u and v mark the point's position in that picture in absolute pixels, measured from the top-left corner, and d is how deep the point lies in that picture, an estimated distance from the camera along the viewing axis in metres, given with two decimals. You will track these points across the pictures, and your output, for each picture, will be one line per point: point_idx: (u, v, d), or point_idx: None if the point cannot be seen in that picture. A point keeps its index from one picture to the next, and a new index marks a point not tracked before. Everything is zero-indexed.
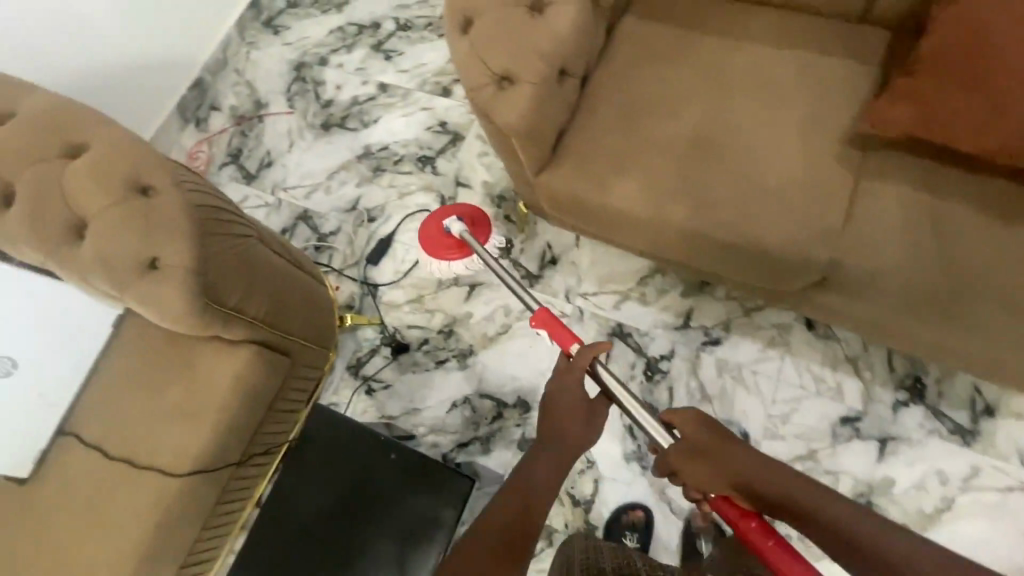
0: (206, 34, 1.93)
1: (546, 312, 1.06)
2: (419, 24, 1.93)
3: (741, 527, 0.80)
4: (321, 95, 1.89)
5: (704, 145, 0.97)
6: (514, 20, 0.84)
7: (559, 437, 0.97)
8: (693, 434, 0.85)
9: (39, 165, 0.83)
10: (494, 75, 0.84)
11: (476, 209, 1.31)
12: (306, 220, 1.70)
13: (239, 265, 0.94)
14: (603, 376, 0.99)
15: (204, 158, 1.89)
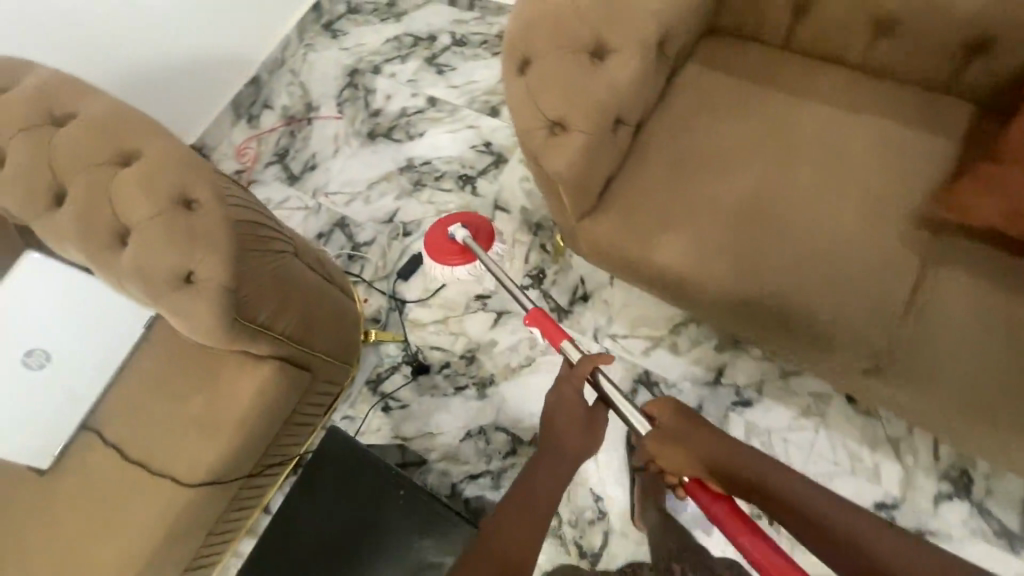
0: (267, 35, 1.98)
1: (540, 313, 1.06)
2: (474, 41, 1.93)
3: (711, 509, 0.81)
4: (371, 103, 1.91)
5: (759, 208, 0.92)
6: (574, 66, 0.82)
7: (560, 449, 0.96)
8: (673, 426, 0.86)
9: (91, 170, 0.84)
10: (547, 120, 0.82)
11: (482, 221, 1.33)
12: (342, 227, 1.71)
13: (271, 281, 0.93)
14: (604, 383, 0.94)
15: (251, 155, 1.93)
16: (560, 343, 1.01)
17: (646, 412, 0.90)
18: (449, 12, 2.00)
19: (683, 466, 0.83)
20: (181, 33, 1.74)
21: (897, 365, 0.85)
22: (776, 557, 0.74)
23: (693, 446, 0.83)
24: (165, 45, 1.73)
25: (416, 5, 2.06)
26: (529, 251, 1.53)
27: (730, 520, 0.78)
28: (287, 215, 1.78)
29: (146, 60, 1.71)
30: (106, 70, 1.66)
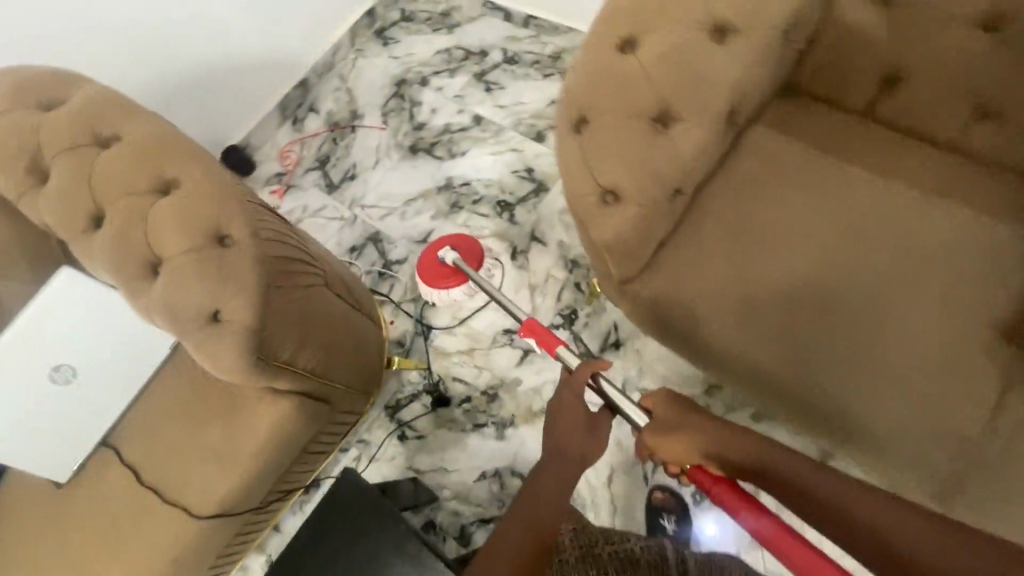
0: (319, 38, 1.97)
1: (532, 321, 1.01)
2: (526, 60, 1.87)
3: (714, 492, 0.78)
4: (416, 116, 1.88)
5: (819, 297, 0.86)
6: (635, 134, 0.77)
7: (558, 447, 0.91)
8: (668, 415, 0.84)
9: (129, 198, 0.83)
10: (600, 188, 0.78)
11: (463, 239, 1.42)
12: (376, 242, 1.69)
13: (298, 316, 0.91)
14: (605, 387, 0.91)
15: (292, 159, 1.92)
16: (556, 349, 0.97)
17: (642, 406, 0.88)
18: (503, 28, 1.95)
19: (681, 454, 0.80)
20: (212, 35, 1.71)
21: (959, 485, 0.78)
22: (791, 537, 0.70)
23: (692, 432, 0.81)
24: (222, 49, 1.75)
25: (470, 17, 2.01)
26: (562, 288, 1.49)
27: (732, 498, 0.76)
28: (323, 225, 1.77)
29: (199, 62, 1.73)
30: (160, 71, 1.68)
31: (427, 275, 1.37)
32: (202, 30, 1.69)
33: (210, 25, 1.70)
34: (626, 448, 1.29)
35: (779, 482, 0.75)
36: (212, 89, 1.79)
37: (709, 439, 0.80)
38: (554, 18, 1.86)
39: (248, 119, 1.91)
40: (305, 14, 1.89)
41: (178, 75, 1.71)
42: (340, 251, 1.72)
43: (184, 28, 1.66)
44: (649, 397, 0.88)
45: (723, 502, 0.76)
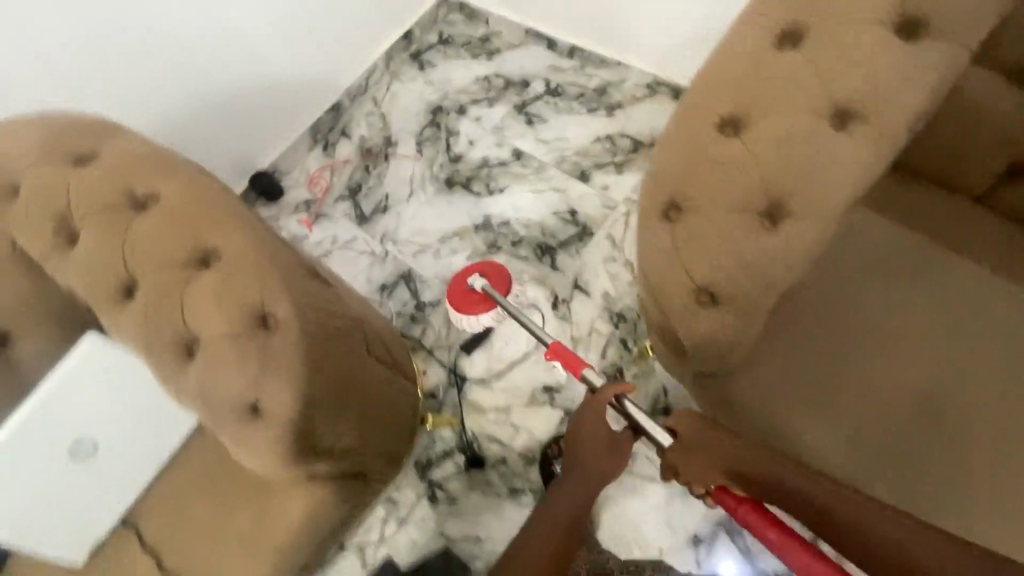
0: (353, 61, 1.90)
1: (557, 342, 0.98)
2: (570, 93, 1.79)
3: (739, 513, 0.76)
4: (453, 146, 1.80)
5: None
6: (730, 228, 0.80)
7: (581, 466, 0.96)
8: (689, 432, 0.83)
9: (164, 271, 0.76)
10: (696, 286, 0.81)
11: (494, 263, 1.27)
12: (408, 281, 1.61)
13: (346, 393, 0.82)
14: (630, 410, 0.88)
15: (322, 186, 1.84)
16: (582, 370, 0.94)
17: (668, 427, 0.85)
18: (546, 57, 1.87)
19: (705, 478, 0.79)
20: (246, 60, 1.65)
21: None
22: (822, 561, 0.68)
23: (716, 450, 0.80)
24: (254, 73, 1.68)
25: (511, 44, 1.94)
26: (606, 344, 1.41)
27: (760, 518, 0.74)
28: (352, 259, 1.69)
29: (231, 87, 1.66)
30: (189, 96, 1.60)
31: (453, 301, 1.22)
32: (228, 50, 1.61)
33: (232, 46, 1.61)
34: (677, 528, 1.21)
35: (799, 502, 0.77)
36: (226, 115, 1.69)
37: (727, 456, 0.80)
38: (602, 51, 1.78)
39: (262, 150, 1.81)
40: (340, 37, 1.83)
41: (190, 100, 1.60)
42: (369, 290, 1.63)
43: (204, 48, 1.57)
44: (673, 418, 0.86)
45: (751, 524, 0.74)
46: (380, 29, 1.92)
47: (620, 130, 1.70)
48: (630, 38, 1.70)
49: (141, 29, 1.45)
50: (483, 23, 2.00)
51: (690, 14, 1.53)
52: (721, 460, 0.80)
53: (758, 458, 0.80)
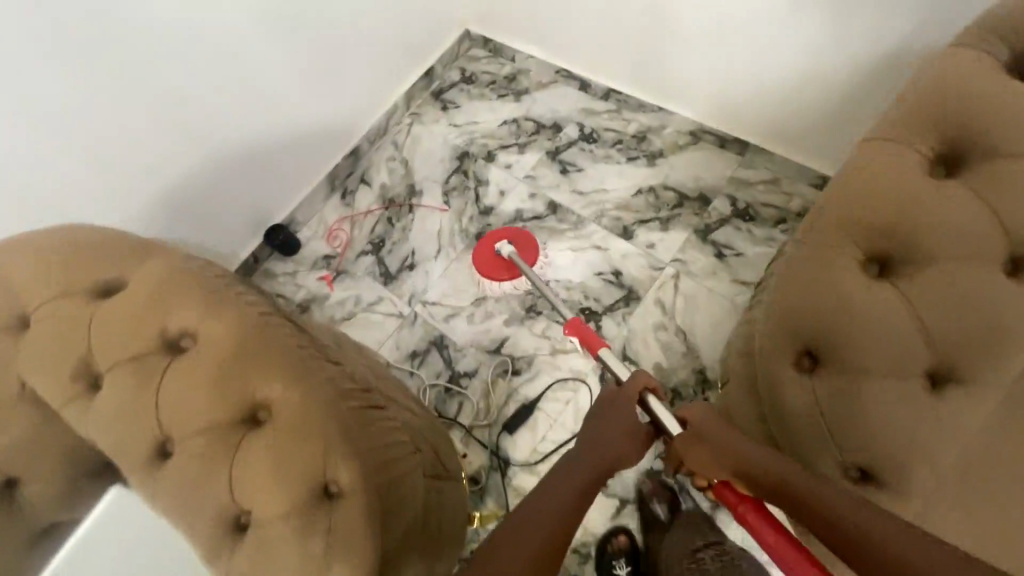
0: (373, 104, 1.78)
1: (577, 321, 1.13)
2: (607, 139, 1.69)
3: (740, 511, 0.83)
4: (482, 197, 1.69)
5: None
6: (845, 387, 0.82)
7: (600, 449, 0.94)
8: (702, 425, 0.92)
9: (197, 437, 0.74)
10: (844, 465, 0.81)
11: (518, 231, 1.51)
12: (440, 348, 1.50)
13: (415, 534, 0.78)
14: (654, 405, 0.97)
15: (342, 240, 1.73)
16: (599, 350, 1.08)
17: (680, 417, 0.95)
18: (579, 99, 1.77)
19: (711, 469, 0.87)
20: (267, 96, 1.52)
21: None
22: (799, 556, 0.73)
23: (727, 447, 0.87)
24: (274, 108, 1.54)
25: (540, 83, 1.83)
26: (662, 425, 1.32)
27: (755, 516, 0.80)
28: (378, 323, 1.58)
29: (249, 120, 1.51)
30: (203, 129, 1.43)
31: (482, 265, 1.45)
32: (248, 83, 1.47)
33: (249, 70, 1.45)
34: None
35: (798, 503, 0.78)
36: (240, 148, 1.53)
37: (736, 453, 0.86)
38: (640, 95, 1.67)
39: (274, 186, 1.66)
40: (361, 73, 1.70)
41: (201, 129, 1.43)
42: (398, 358, 1.52)
43: (217, 73, 1.40)
44: (688, 411, 0.96)
45: (745, 519, 0.81)
46: (400, 69, 1.81)
47: (662, 182, 1.59)
48: (667, 77, 1.58)
49: (152, 52, 1.27)
50: (509, 60, 1.90)
51: (729, 49, 1.40)
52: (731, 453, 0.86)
53: (766, 455, 0.84)
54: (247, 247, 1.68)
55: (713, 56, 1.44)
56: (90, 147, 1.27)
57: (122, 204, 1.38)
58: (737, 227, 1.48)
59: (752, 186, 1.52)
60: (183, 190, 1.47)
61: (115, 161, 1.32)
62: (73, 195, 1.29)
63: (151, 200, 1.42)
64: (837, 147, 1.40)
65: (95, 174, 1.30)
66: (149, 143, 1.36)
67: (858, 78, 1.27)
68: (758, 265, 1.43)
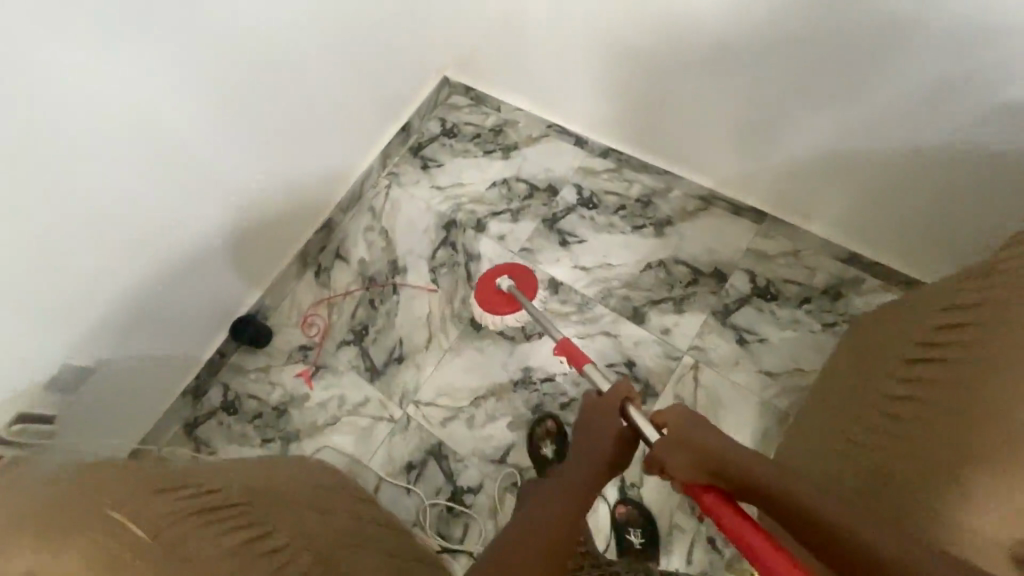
0: (350, 168, 1.60)
1: (566, 340, 1.15)
2: (608, 203, 1.54)
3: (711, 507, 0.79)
4: (474, 274, 1.53)
5: None
6: None
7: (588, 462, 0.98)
8: (679, 428, 0.89)
9: None
10: None
11: (514, 265, 1.44)
12: (439, 457, 1.35)
13: None
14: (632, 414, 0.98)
15: (319, 328, 1.55)
16: (584, 365, 1.10)
17: (655, 423, 0.95)
18: (575, 157, 1.61)
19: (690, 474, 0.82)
20: (299, 99, 1.34)
21: None
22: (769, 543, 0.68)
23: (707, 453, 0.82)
24: (295, 119, 1.36)
25: (530, 137, 1.66)
26: (693, 545, 1.20)
27: (726, 510, 0.76)
28: (366, 428, 1.41)
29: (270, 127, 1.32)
30: (232, 131, 1.24)
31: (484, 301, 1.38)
32: (274, 94, 1.29)
33: (259, 85, 1.24)
34: None
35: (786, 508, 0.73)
36: (237, 180, 1.30)
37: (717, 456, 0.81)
38: (642, 154, 1.52)
39: (250, 266, 1.46)
40: (339, 133, 1.50)
41: (215, 133, 1.21)
42: (391, 471, 1.36)
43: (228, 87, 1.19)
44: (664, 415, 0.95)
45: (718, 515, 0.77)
46: (378, 127, 1.62)
47: (673, 255, 1.45)
48: (680, 141, 1.42)
49: (172, 36, 1.05)
50: (495, 110, 1.72)
51: (756, 116, 1.25)
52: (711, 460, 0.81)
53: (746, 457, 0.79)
54: (212, 348, 1.49)
55: (738, 125, 1.29)
56: (86, 148, 1.02)
57: (119, 230, 1.13)
58: (758, 308, 1.35)
59: (771, 260, 1.39)
60: (185, 219, 1.24)
61: (116, 170, 1.07)
62: (62, 215, 1.03)
63: (150, 225, 1.18)
64: (876, 227, 1.26)
65: (86, 186, 1.04)
66: (155, 147, 1.12)
67: (899, 164, 1.13)
68: (785, 354, 1.31)
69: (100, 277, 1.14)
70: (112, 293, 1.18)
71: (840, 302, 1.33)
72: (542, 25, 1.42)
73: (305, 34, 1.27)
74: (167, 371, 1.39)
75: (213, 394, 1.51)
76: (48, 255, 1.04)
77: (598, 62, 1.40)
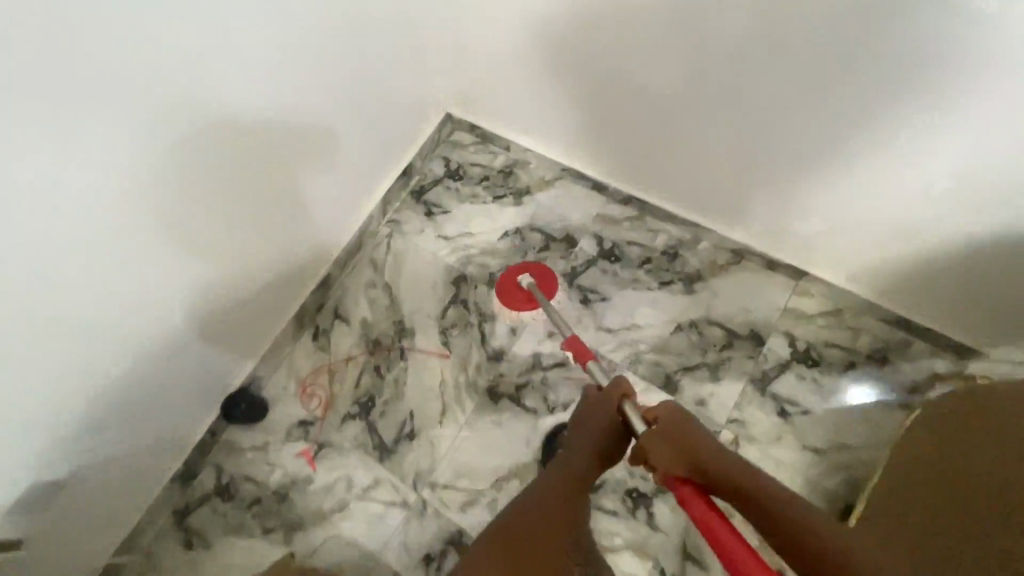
0: (349, 216, 1.46)
1: (573, 335, 1.13)
2: (632, 256, 1.42)
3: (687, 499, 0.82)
4: (488, 337, 1.41)
5: None
6: None
7: (581, 454, 0.98)
8: (669, 421, 0.87)
9: None
10: None
11: (541, 263, 1.42)
12: (461, 548, 1.24)
13: None
14: (631, 416, 0.91)
15: (321, 399, 1.41)
16: (588, 362, 1.07)
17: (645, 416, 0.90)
18: (594, 204, 1.48)
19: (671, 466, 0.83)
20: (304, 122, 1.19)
21: None
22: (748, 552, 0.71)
23: (691, 447, 0.84)
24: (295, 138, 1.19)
25: (543, 180, 1.53)
26: None
27: (702, 510, 0.79)
28: (378, 515, 1.30)
29: (269, 145, 1.14)
30: (241, 164, 1.10)
31: (504, 296, 1.38)
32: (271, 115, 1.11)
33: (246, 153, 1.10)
34: None
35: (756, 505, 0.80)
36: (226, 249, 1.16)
37: (698, 453, 0.84)
38: (667, 203, 1.40)
39: (238, 339, 1.32)
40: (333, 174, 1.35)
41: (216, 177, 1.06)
42: (408, 566, 1.25)
43: (221, 149, 1.04)
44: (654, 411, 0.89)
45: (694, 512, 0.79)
46: (376, 169, 1.47)
47: (705, 315, 1.34)
48: (689, 180, 1.31)
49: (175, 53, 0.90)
50: (503, 149, 1.58)
51: (746, 122, 1.13)
52: (695, 457, 0.83)
53: (729, 460, 0.83)
54: (200, 429, 1.36)
55: (772, 176, 1.18)
56: (68, 169, 0.83)
57: (98, 271, 0.94)
58: (799, 375, 1.27)
59: (810, 321, 1.30)
60: (175, 254, 1.06)
61: (103, 193, 0.89)
62: (38, 252, 0.84)
63: (137, 259, 0.99)
64: (932, 294, 1.18)
65: (63, 216, 0.85)
66: (159, 189, 0.97)
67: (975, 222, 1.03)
68: (831, 427, 1.22)
69: (80, 328, 0.96)
70: (92, 360, 1.01)
71: (886, 368, 1.24)
72: (566, 64, 1.27)
73: (309, 37, 1.11)
74: (151, 461, 1.27)
75: (206, 477, 1.38)
76: (23, 302, 0.85)
77: (619, 104, 1.28)
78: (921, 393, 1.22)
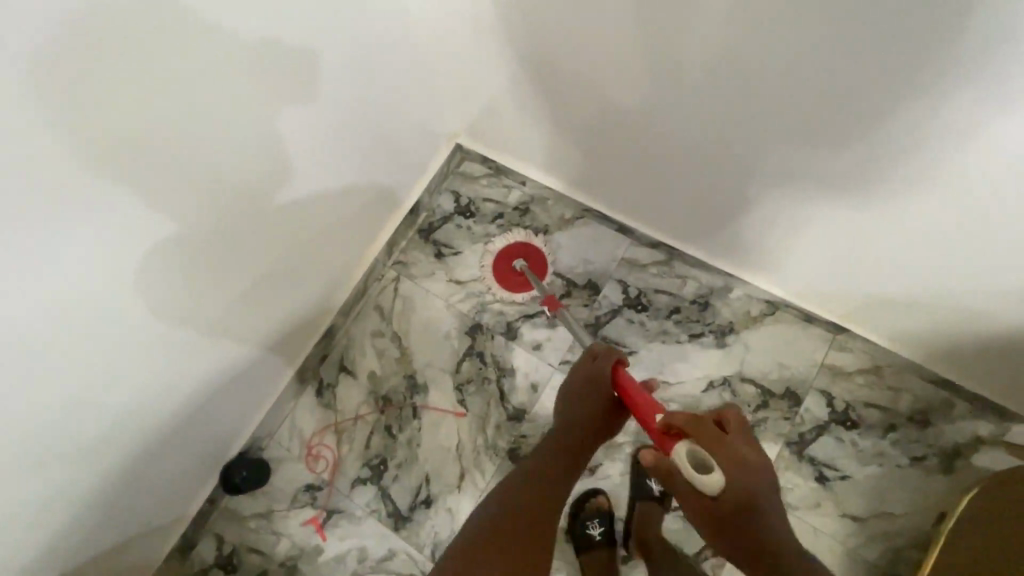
0: (346, 262, 1.34)
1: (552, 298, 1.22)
2: (659, 306, 1.34)
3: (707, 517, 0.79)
4: (508, 394, 1.32)
5: None
6: None
7: (576, 417, 1.03)
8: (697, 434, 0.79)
9: None
10: None
11: (529, 242, 1.40)
12: None
13: None
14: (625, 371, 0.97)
15: (328, 462, 1.32)
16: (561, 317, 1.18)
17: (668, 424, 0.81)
18: (617, 248, 1.39)
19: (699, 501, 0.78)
20: (305, 166, 1.06)
21: None
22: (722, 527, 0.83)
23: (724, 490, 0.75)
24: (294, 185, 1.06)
25: (561, 219, 1.42)
26: None
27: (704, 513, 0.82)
28: None
29: (256, 201, 0.99)
30: (234, 214, 0.96)
31: (495, 276, 1.38)
32: (265, 162, 0.97)
33: (234, 221, 0.97)
34: None
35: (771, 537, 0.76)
36: (222, 318, 1.05)
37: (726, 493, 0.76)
38: (697, 250, 1.31)
39: (234, 404, 1.21)
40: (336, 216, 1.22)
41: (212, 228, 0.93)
42: None
43: (208, 210, 0.91)
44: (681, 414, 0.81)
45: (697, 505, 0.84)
46: (376, 209, 1.34)
47: (738, 372, 1.27)
48: (720, 230, 1.21)
49: (169, 100, 0.76)
50: (517, 183, 1.46)
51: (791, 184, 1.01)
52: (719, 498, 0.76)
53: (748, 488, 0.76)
54: (197, 497, 1.26)
55: (820, 237, 1.08)
56: (62, 220, 0.71)
57: (98, 327, 0.83)
58: (837, 438, 1.22)
59: (850, 380, 1.24)
60: (165, 318, 0.93)
61: (105, 234, 0.77)
62: (32, 318, 0.73)
63: (146, 300, 0.88)
64: (984, 364, 1.10)
65: (60, 273, 0.74)
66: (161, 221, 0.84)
67: None
68: (870, 493, 1.18)
69: (78, 393, 0.85)
70: (76, 453, 0.91)
71: (928, 432, 1.19)
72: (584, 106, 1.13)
73: (307, 67, 0.95)
74: (148, 534, 1.18)
75: (205, 547, 1.28)
76: (18, 371, 0.75)
77: (637, 153, 1.17)
78: (963, 457, 1.18)
